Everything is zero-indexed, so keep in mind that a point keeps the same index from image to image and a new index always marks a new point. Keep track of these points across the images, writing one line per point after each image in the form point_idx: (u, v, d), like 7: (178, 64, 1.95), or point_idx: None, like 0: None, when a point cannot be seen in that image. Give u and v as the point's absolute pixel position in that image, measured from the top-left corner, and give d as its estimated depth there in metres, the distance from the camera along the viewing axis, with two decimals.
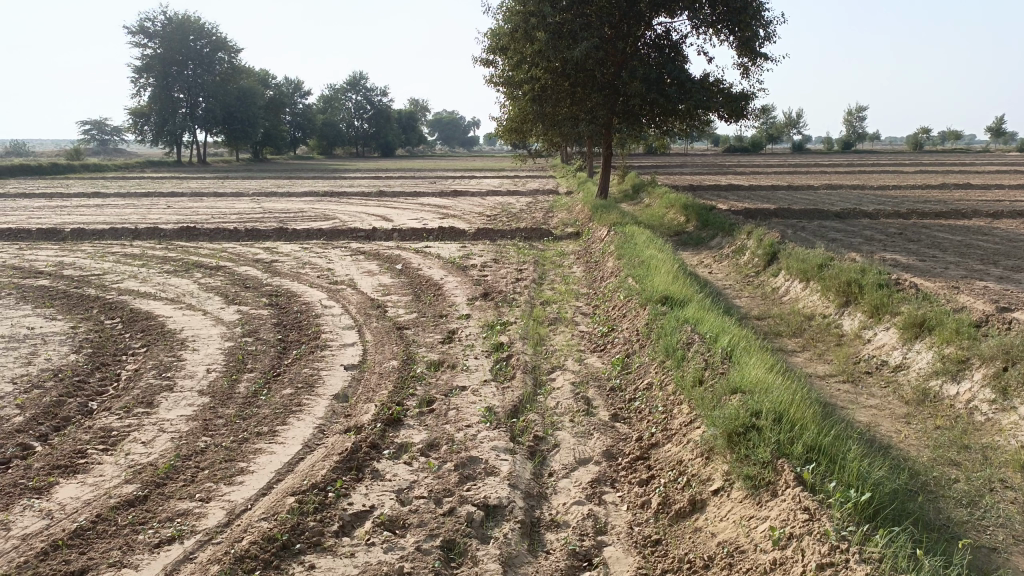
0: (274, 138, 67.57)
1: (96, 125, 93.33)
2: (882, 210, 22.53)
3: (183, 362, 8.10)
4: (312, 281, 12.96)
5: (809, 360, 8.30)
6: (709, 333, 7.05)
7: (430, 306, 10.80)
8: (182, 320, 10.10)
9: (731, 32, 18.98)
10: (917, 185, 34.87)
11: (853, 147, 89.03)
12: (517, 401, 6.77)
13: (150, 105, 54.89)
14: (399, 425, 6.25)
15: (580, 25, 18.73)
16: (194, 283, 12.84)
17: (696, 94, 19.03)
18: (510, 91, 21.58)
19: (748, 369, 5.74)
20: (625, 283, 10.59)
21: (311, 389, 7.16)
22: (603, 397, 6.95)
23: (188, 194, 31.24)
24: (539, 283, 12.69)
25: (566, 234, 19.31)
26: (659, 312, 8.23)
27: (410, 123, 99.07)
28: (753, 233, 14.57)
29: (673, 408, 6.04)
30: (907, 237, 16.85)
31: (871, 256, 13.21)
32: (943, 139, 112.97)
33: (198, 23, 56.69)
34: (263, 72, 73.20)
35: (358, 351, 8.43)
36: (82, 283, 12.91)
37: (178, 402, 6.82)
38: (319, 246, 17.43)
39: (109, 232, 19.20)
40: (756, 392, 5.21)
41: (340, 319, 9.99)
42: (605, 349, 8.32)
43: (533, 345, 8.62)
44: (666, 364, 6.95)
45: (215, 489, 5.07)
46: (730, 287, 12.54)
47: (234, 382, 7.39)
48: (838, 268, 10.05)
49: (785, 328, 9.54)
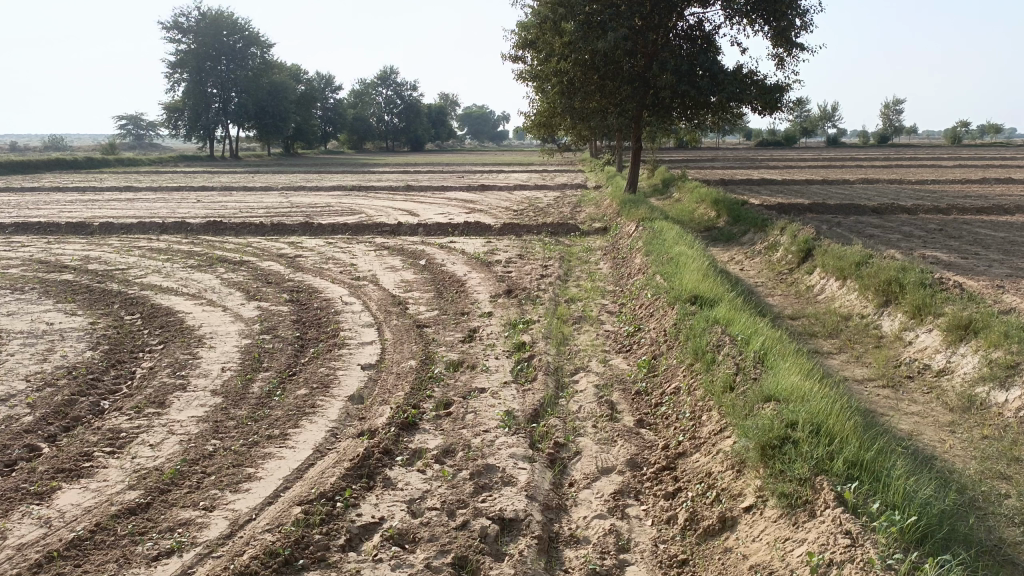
0: (305, 133, 67.88)
1: (132, 120, 94.70)
2: (920, 205, 21.80)
3: (198, 360, 7.95)
4: (335, 277, 12.80)
5: (845, 363, 7.92)
6: (741, 334, 6.68)
7: (452, 303, 10.56)
8: (201, 316, 9.97)
9: (766, 21, 18.44)
10: (957, 180, 33.88)
11: (889, 140, 87.16)
12: (538, 405, 6.48)
13: (184, 100, 55.44)
14: (414, 429, 6.00)
15: (610, 15, 18.38)
16: (217, 279, 12.74)
17: (729, 86, 18.54)
18: (538, 84, 21.27)
19: (783, 374, 5.37)
20: (653, 281, 10.25)
21: (325, 390, 6.94)
22: (628, 401, 6.64)
23: (217, 188, 31.41)
24: (565, 280, 12.38)
25: (593, 229, 18.98)
26: (688, 311, 7.88)
27: (440, 118, 98.98)
28: (786, 229, 14.13)
29: (703, 415, 5.71)
30: (948, 233, 16.24)
31: (910, 254, 12.69)
32: (982, 133, 110.20)
33: (230, 19, 57.04)
34: (294, 67, 73.62)
35: (376, 350, 8.21)
36: (106, 278, 12.87)
37: (190, 403, 6.65)
38: (344, 241, 17.30)
39: (136, 227, 19.24)
40: (792, 400, 4.86)
41: (360, 317, 9.79)
42: (631, 350, 8.00)
43: (556, 345, 8.35)
44: (694, 367, 6.61)
45: (220, 497, 4.87)
46: (762, 285, 12.13)
47: (248, 381, 7.20)
48: (877, 266, 9.61)
49: (820, 328, 9.14)
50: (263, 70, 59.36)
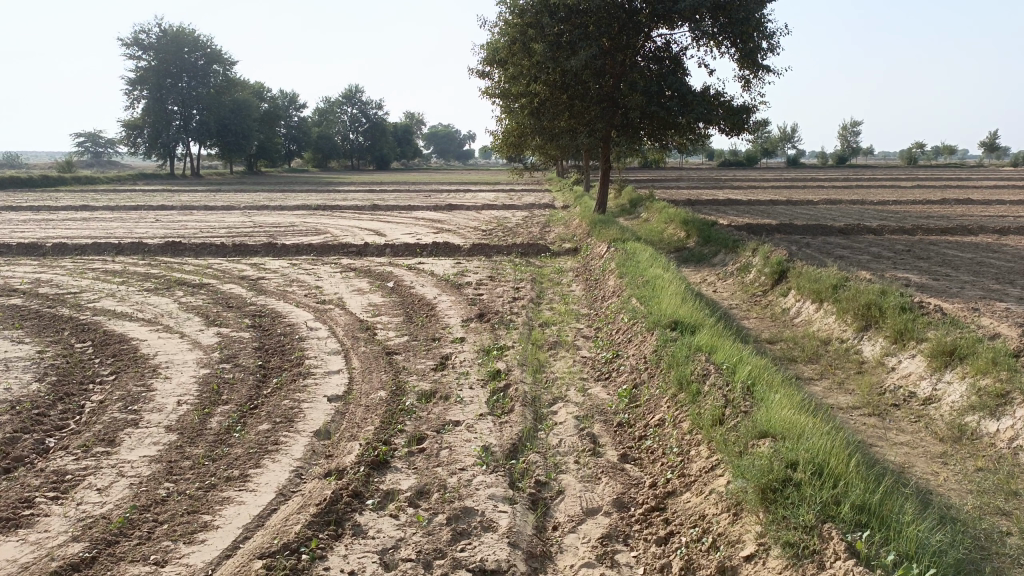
0: (268, 151, 67.07)
1: (91, 137, 92.79)
2: (886, 226, 22.02)
3: (153, 392, 7.46)
4: (299, 300, 12.36)
5: (829, 390, 7.72)
6: (726, 363, 6.43)
7: (422, 328, 10.20)
8: (156, 344, 9.45)
9: (732, 43, 18.53)
10: (917, 200, 34.49)
11: (848, 161, 89.02)
12: (516, 439, 6.15)
13: (144, 117, 54.31)
14: (385, 468, 5.62)
15: (579, 35, 18.30)
16: (175, 303, 12.20)
17: (697, 107, 18.54)
18: (506, 103, 21.09)
19: (776, 408, 5.11)
20: (629, 304, 10.02)
21: (290, 425, 6.52)
22: (611, 434, 6.33)
23: (178, 207, 30.65)
24: (537, 303, 12.09)
25: (564, 249, 18.78)
26: (668, 338, 7.62)
27: (405, 136, 98.65)
28: (758, 250, 14.05)
29: (691, 450, 5.43)
30: (916, 254, 16.32)
31: (882, 275, 12.67)
32: (935, 153, 113.25)
33: (192, 36, 56.21)
34: (258, 85, 72.83)
35: (343, 380, 7.81)
36: (57, 302, 12.26)
37: (143, 441, 6.18)
38: (308, 262, 16.83)
39: (91, 248, 18.54)
40: (789, 437, 4.60)
41: (326, 343, 9.37)
42: (610, 378, 7.71)
43: (532, 373, 8.04)
44: (679, 398, 6.33)
45: (173, 550, 4.44)
46: (736, 307, 11.99)
47: (205, 416, 6.74)
48: (855, 290, 9.49)
49: (800, 353, 8.96)
50: (225, 87, 58.53)
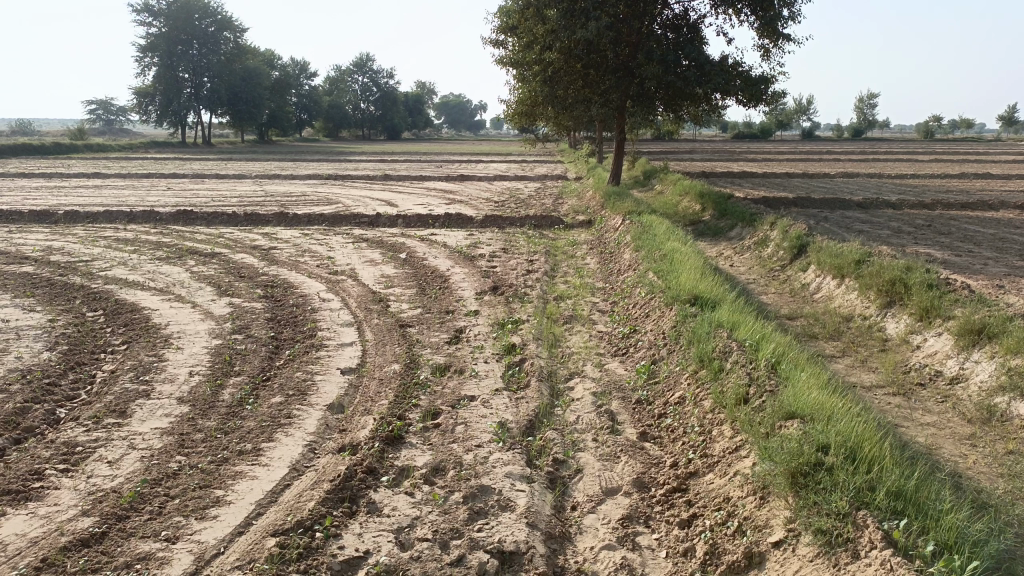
0: (280, 119, 66.68)
1: (103, 104, 92.50)
2: (905, 200, 21.65)
3: (164, 363, 7.37)
4: (312, 270, 12.23)
5: (851, 368, 7.55)
6: (749, 340, 6.26)
7: (435, 301, 10.06)
8: (168, 314, 9.36)
9: (753, 11, 18.04)
10: (936, 174, 33.96)
11: (864, 135, 87.79)
12: (533, 416, 6.02)
13: (155, 85, 53.96)
14: (400, 444, 5.51)
15: (595, 2, 17.86)
16: (187, 272, 12.11)
17: (715, 77, 18.14)
18: (520, 72, 20.73)
19: (803, 388, 4.95)
20: (646, 278, 9.84)
21: (303, 398, 6.41)
22: (629, 412, 6.19)
23: (189, 175, 30.49)
24: (552, 276, 11.91)
25: (577, 221, 18.55)
26: (688, 313, 7.44)
27: (417, 106, 97.89)
28: (777, 224, 13.81)
29: (714, 429, 5.28)
30: (937, 229, 16.02)
31: (904, 250, 12.42)
32: (954, 127, 111.54)
33: (203, 2, 55.59)
34: (269, 52, 72.22)
35: (356, 353, 7.69)
36: (68, 271, 12.17)
37: (154, 413, 6.09)
38: (320, 232, 16.69)
39: (103, 216, 18.44)
40: (818, 419, 4.44)
41: (338, 315, 9.25)
42: (628, 354, 7.56)
43: (547, 347, 7.89)
44: (700, 376, 6.17)
45: (184, 526, 4.35)
46: (754, 282, 11.79)
47: (217, 388, 6.64)
48: (879, 265, 9.27)
49: (821, 329, 8.78)
50: (236, 54, 58.04)
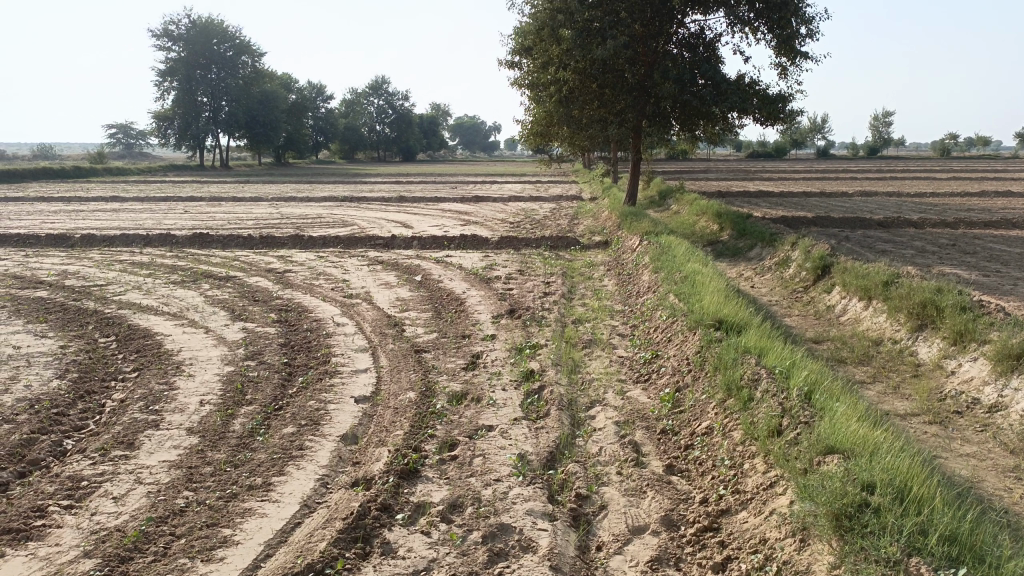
0: (296, 142, 67.19)
1: (123, 128, 93.78)
2: (927, 219, 21.30)
3: (175, 391, 7.19)
4: (326, 294, 12.09)
5: (883, 395, 7.25)
6: (779, 367, 6.00)
7: (451, 325, 9.86)
8: (180, 339, 9.21)
9: (770, 30, 17.87)
10: (956, 192, 33.56)
11: (880, 152, 87.28)
12: (553, 447, 5.78)
13: (173, 108, 54.53)
14: (415, 478, 5.29)
15: (610, 23, 17.76)
16: (201, 296, 11.99)
17: (732, 96, 17.96)
18: (535, 92, 20.66)
19: (840, 421, 4.69)
20: (667, 300, 9.60)
21: (316, 428, 6.21)
22: (654, 442, 5.93)
23: (206, 198, 30.61)
24: (569, 299, 11.69)
25: (594, 242, 18.36)
26: (712, 338, 7.19)
27: (431, 127, 98.44)
28: (798, 244, 13.55)
29: (745, 463, 5.02)
30: (962, 248, 15.68)
31: (931, 270, 12.11)
32: (971, 144, 110.63)
33: (221, 27, 56.23)
34: (286, 76, 72.97)
35: (371, 380, 7.49)
36: (82, 295, 12.10)
37: (163, 445, 5.91)
38: (335, 254, 16.58)
39: (119, 239, 18.45)
40: (860, 456, 4.18)
41: (353, 340, 9.07)
42: (651, 381, 7.31)
43: (567, 373, 7.66)
44: (727, 404, 5.91)
45: (190, 568, 4.14)
46: (777, 304, 11.52)
47: (228, 418, 6.45)
48: (908, 287, 8.99)
49: (849, 353, 8.49)
50: (254, 78, 58.65)
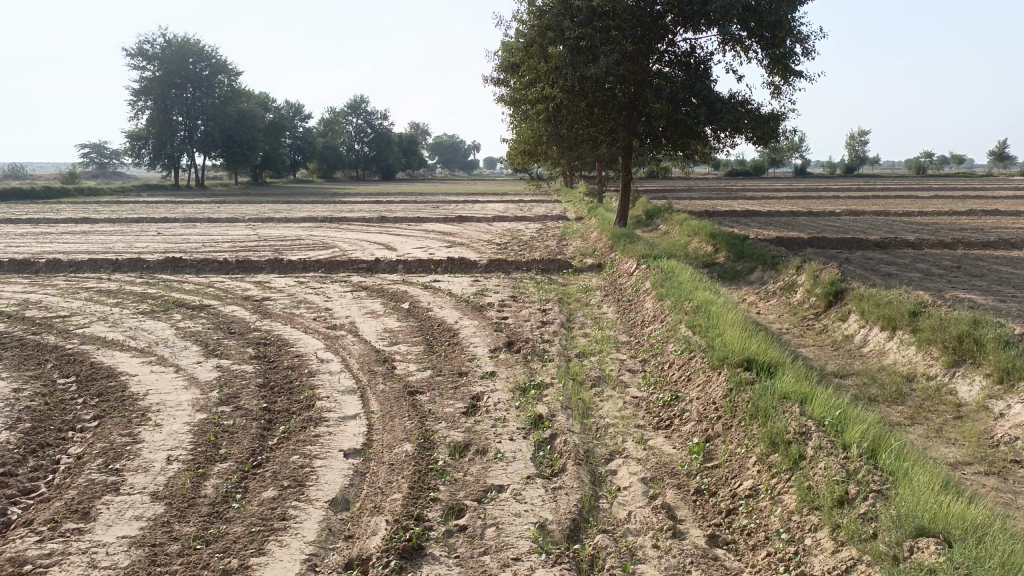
0: (274, 161, 66.28)
1: (96, 147, 92.40)
2: (923, 239, 20.89)
3: (139, 445, 6.35)
4: (308, 325, 11.28)
5: (926, 439, 6.57)
6: (828, 418, 5.33)
7: (445, 360, 9.09)
8: (148, 380, 8.34)
9: (763, 48, 17.33)
10: (942, 211, 33.48)
11: (857, 171, 88.00)
12: (576, 513, 5.02)
13: (148, 128, 53.44)
14: (420, 559, 4.52)
15: (601, 39, 17.15)
16: (171, 329, 11.09)
17: (726, 115, 17.35)
18: (523, 109, 20.06)
19: (926, 499, 4.02)
20: (680, 333, 8.92)
21: (300, 492, 5.41)
22: (689, 506, 5.18)
23: (180, 219, 29.57)
24: (568, 329, 10.97)
25: (586, 265, 17.70)
26: (743, 380, 6.51)
27: (411, 147, 97.85)
28: (804, 268, 12.97)
29: (809, 539, 4.30)
30: (968, 271, 15.21)
31: (945, 296, 11.58)
32: (944, 163, 112.21)
33: (198, 46, 55.38)
34: (264, 96, 72.24)
35: (361, 430, 6.68)
36: (43, 328, 11.19)
37: (122, 516, 5.08)
38: (316, 280, 15.74)
39: (87, 265, 17.47)
40: (965, 555, 3.50)
41: (339, 379, 8.26)
42: (673, 427, 6.58)
43: (580, 418, 6.92)
44: (772, 461, 5.21)
45: None
46: (788, 332, 10.91)
47: (198, 480, 5.62)
48: (940, 318, 8.39)
49: (881, 391, 7.82)
50: (231, 98, 57.70)
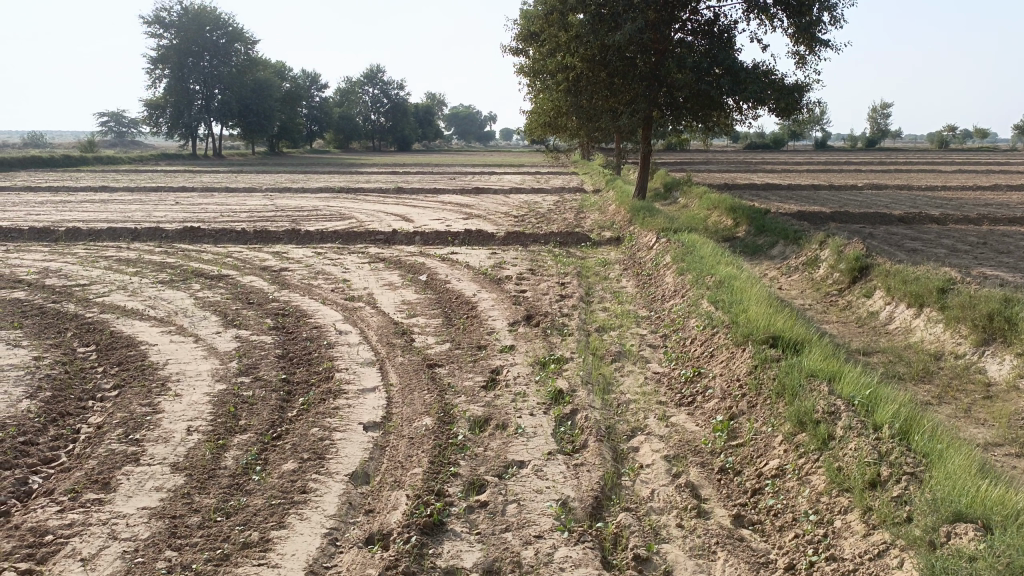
0: (290, 131, 66.12)
1: (114, 116, 92.75)
2: (948, 214, 20.52)
3: (159, 416, 6.34)
4: (326, 296, 11.24)
5: (954, 419, 6.44)
6: (858, 398, 5.22)
7: (464, 333, 9.01)
8: (168, 350, 8.34)
9: (789, 16, 16.90)
10: (967, 186, 32.90)
11: (878, 144, 86.69)
12: (598, 491, 4.95)
13: (166, 97, 53.38)
14: (441, 535, 4.48)
15: (624, 6, 16.78)
16: (190, 298, 11.08)
17: (750, 85, 16.98)
18: (543, 79, 19.77)
19: (964, 486, 3.91)
20: (702, 308, 8.78)
21: (320, 465, 5.37)
22: (714, 485, 5.09)
23: (197, 188, 29.58)
24: (587, 303, 10.86)
25: (605, 238, 17.53)
26: (768, 358, 6.39)
27: (427, 118, 97.28)
28: (828, 243, 12.76)
29: (839, 523, 4.21)
30: (995, 247, 14.92)
31: (973, 272, 11.36)
32: (967, 136, 110.35)
33: (214, 14, 55.06)
34: (280, 65, 71.88)
35: (380, 402, 6.64)
36: (63, 296, 11.21)
37: (142, 486, 5.07)
38: (334, 251, 15.69)
39: (106, 234, 17.51)
40: (1005, 543, 3.40)
41: (358, 351, 8.22)
42: (696, 404, 6.48)
43: (600, 393, 6.84)
44: (799, 441, 5.11)
45: None
46: (811, 308, 10.75)
47: (217, 451, 5.60)
48: (970, 296, 8.21)
49: (908, 369, 7.68)
50: (247, 66, 57.46)
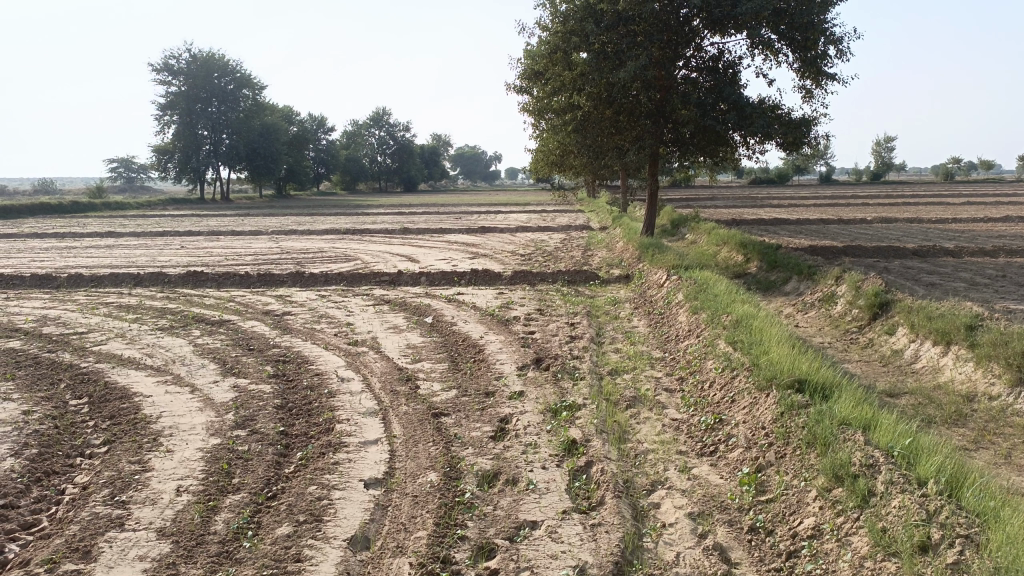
0: (298, 174, 66.52)
1: (124, 162, 93.79)
2: (964, 247, 20.15)
3: (148, 474, 5.97)
4: (329, 341, 10.90)
5: (996, 466, 6.01)
6: (898, 449, 4.82)
7: (471, 379, 8.64)
8: (162, 401, 7.98)
9: (794, 50, 16.75)
10: (978, 217, 32.56)
11: (883, 177, 86.64)
12: (618, 556, 4.54)
13: (174, 142, 53.82)
14: None
15: (628, 44, 16.67)
16: (190, 346, 10.76)
17: (757, 120, 16.78)
18: (547, 117, 19.64)
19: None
20: (719, 349, 8.39)
21: (317, 529, 4.99)
22: (744, 547, 4.68)
23: (204, 232, 29.47)
24: (599, 344, 10.50)
25: (614, 275, 17.21)
26: (795, 404, 6.00)
27: (434, 158, 97.92)
28: (844, 278, 12.39)
29: None
30: (1015, 280, 14.53)
31: (997, 307, 10.95)
32: (972, 168, 110.34)
33: (222, 61, 55.71)
34: (287, 109, 72.58)
35: (383, 456, 6.26)
36: (59, 345, 10.92)
37: (125, 555, 4.69)
38: (338, 294, 15.40)
39: (108, 279, 17.30)
40: None
41: (360, 401, 7.83)
42: (719, 455, 6.07)
43: (616, 443, 6.43)
44: (836, 497, 4.70)
45: None
46: (831, 346, 10.35)
47: (207, 514, 5.22)
48: (1003, 334, 7.79)
49: (941, 412, 7.26)
50: (255, 111, 57.98)
